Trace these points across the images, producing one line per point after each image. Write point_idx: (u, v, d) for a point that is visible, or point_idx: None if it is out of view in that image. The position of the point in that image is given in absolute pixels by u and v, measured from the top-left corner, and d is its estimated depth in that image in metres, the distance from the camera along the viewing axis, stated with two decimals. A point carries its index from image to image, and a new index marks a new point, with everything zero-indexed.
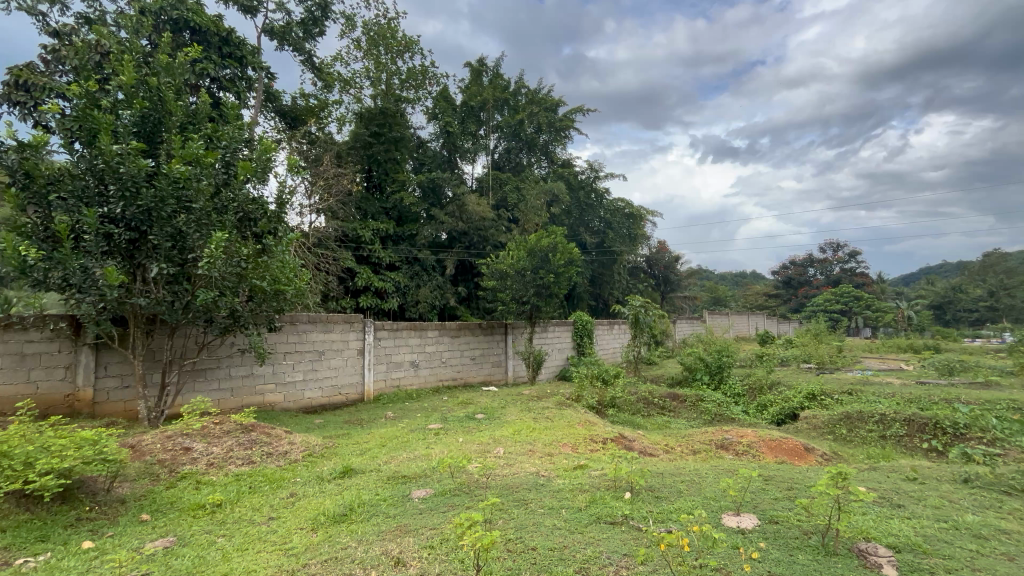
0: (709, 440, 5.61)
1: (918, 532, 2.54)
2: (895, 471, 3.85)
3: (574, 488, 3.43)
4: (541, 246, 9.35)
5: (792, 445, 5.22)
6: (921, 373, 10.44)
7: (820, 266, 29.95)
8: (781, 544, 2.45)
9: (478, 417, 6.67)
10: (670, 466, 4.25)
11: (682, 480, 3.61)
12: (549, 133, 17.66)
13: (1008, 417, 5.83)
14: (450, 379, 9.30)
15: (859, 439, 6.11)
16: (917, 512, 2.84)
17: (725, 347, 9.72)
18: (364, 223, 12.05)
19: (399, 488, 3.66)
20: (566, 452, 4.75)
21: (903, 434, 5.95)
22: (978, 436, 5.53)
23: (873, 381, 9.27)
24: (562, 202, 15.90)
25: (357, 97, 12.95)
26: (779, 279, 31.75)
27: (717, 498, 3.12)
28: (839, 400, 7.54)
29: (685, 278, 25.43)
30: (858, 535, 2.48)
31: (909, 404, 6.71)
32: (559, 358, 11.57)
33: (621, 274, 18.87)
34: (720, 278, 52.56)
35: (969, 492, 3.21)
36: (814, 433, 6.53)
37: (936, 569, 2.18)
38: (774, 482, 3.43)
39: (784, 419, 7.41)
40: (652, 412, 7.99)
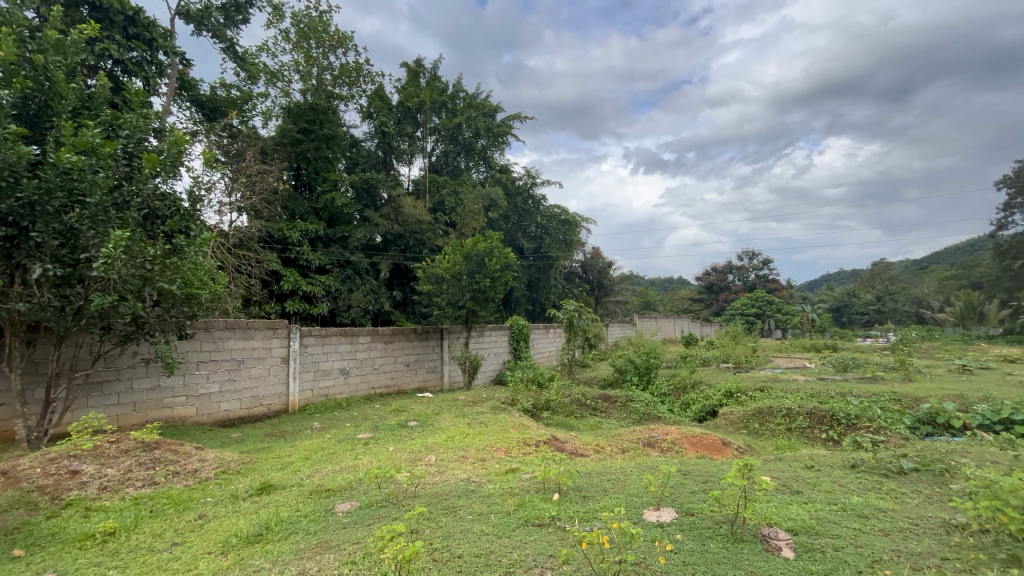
0: (636, 438, 5.87)
1: (812, 515, 2.79)
2: (796, 460, 4.23)
3: (505, 492, 3.45)
4: (477, 251, 9.32)
5: (711, 440, 5.57)
6: (821, 371, 11.52)
7: (738, 273, 32.27)
8: (695, 534, 2.60)
9: (410, 425, 6.52)
10: (598, 465, 4.41)
11: (608, 478, 3.75)
12: (487, 138, 17.72)
13: (890, 407, 6.58)
14: (383, 386, 9.03)
15: (769, 431, 6.64)
16: (812, 496, 3.13)
17: (653, 349, 10.19)
18: (291, 224, 11.44)
19: (321, 503, 3.47)
20: (499, 456, 4.76)
21: (806, 426, 6.54)
22: (866, 425, 6.18)
23: (781, 378, 10.13)
24: (500, 207, 15.99)
25: (285, 91, 12.28)
26: (702, 284, 33.87)
27: (639, 495, 3.26)
28: (753, 396, 8.14)
29: (617, 283, 26.46)
30: (762, 522, 2.68)
31: (811, 398, 7.38)
32: (496, 363, 11.60)
33: (558, 279, 19.29)
34: (649, 283, 55.18)
35: (856, 476, 3.58)
36: (730, 428, 7.02)
37: (826, 548, 2.40)
38: (691, 476, 3.63)
39: (705, 416, 7.91)
40: (585, 413, 8.20)
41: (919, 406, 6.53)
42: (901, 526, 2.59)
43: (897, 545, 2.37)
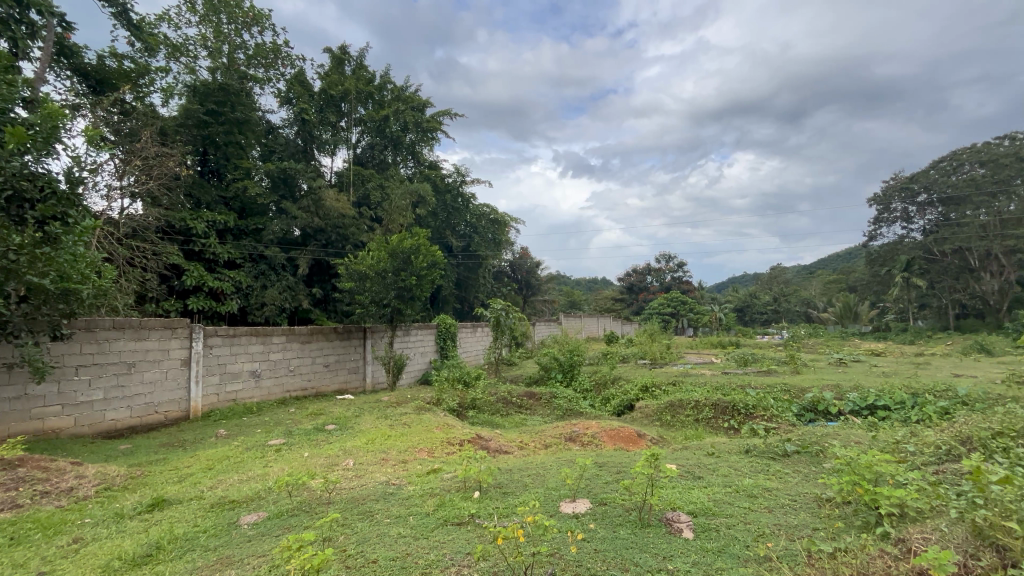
0: (559, 433, 6.05)
1: (710, 497, 3.04)
2: (699, 448, 4.59)
3: (425, 493, 3.41)
4: (403, 248, 9.08)
5: (628, 433, 5.88)
6: (725, 366, 12.58)
7: (656, 274, 34.34)
8: (607, 523, 2.74)
9: (328, 428, 6.23)
10: (520, 461, 4.50)
11: (529, 473, 3.83)
12: (416, 133, 17.33)
13: (780, 397, 7.33)
14: (299, 389, 8.55)
15: (679, 422, 7.15)
16: (710, 480, 3.42)
17: (576, 347, 10.56)
18: (196, 213, 10.44)
19: (224, 516, 3.22)
20: (421, 457, 4.68)
21: (711, 417, 7.10)
22: (761, 414, 6.83)
23: (691, 373, 10.94)
24: (428, 204, 15.74)
25: (190, 67, 11.15)
26: (623, 285, 35.63)
27: (557, 488, 3.37)
28: (666, 390, 8.70)
29: (544, 283, 27.08)
30: (667, 507, 2.88)
31: (716, 391, 8.04)
32: (422, 362, 11.42)
33: (486, 277, 19.34)
34: (575, 283, 57.04)
35: (749, 460, 3.97)
36: (645, 420, 7.47)
37: (719, 527, 2.63)
38: (605, 467, 3.82)
39: (623, 410, 8.34)
40: (510, 410, 8.31)
41: (804, 396, 7.34)
42: (783, 502, 2.90)
43: (778, 520, 2.65)
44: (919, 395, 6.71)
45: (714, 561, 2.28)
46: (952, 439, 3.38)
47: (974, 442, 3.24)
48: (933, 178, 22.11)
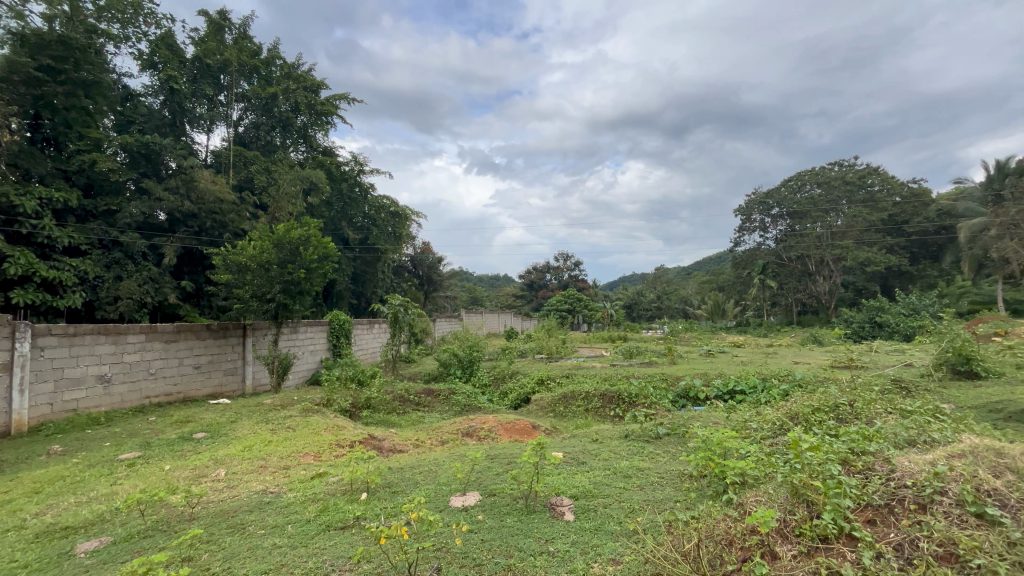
0: (456, 429, 6.07)
1: (591, 480, 3.27)
2: (585, 436, 4.90)
3: (306, 499, 3.21)
4: (291, 238, 8.41)
5: (523, 425, 6.07)
6: (613, 358, 13.58)
7: (555, 273, 35.79)
8: (494, 512, 2.81)
9: (197, 437, 5.58)
10: (413, 459, 4.43)
11: (419, 471, 3.80)
12: (308, 115, 16.16)
13: (659, 386, 8.10)
14: (162, 394, 7.53)
15: (571, 412, 7.57)
16: (591, 465, 3.68)
17: (475, 343, 10.65)
18: (23, 187, 8.63)
19: (55, 546, 2.74)
20: (306, 462, 4.39)
21: (599, 406, 7.60)
22: (642, 401, 7.46)
23: (583, 365, 11.64)
24: (322, 192, 14.76)
25: (18, 11, 9.16)
26: (524, 282, 36.61)
27: (448, 483, 3.38)
28: (560, 382, 9.13)
29: (447, 279, 26.87)
30: (551, 493, 3.04)
31: (606, 382, 8.63)
32: (312, 362, 10.70)
33: (386, 272, 18.60)
34: (478, 279, 57.32)
35: (627, 444, 4.33)
36: (540, 412, 7.80)
37: (595, 507, 2.83)
38: (496, 460, 3.92)
39: (520, 403, 8.62)
40: (407, 408, 8.12)
41: (678, 383, 8.19)
42: (652, 480, 3.21)
43: (647, 496, 2.93)
44: (767, 379, 7.84)
45: (591, 539, 2.45)
46: (785, 415, 4.01)
47: (800, 418, 3.87)
48: (784, 194, 25.77)
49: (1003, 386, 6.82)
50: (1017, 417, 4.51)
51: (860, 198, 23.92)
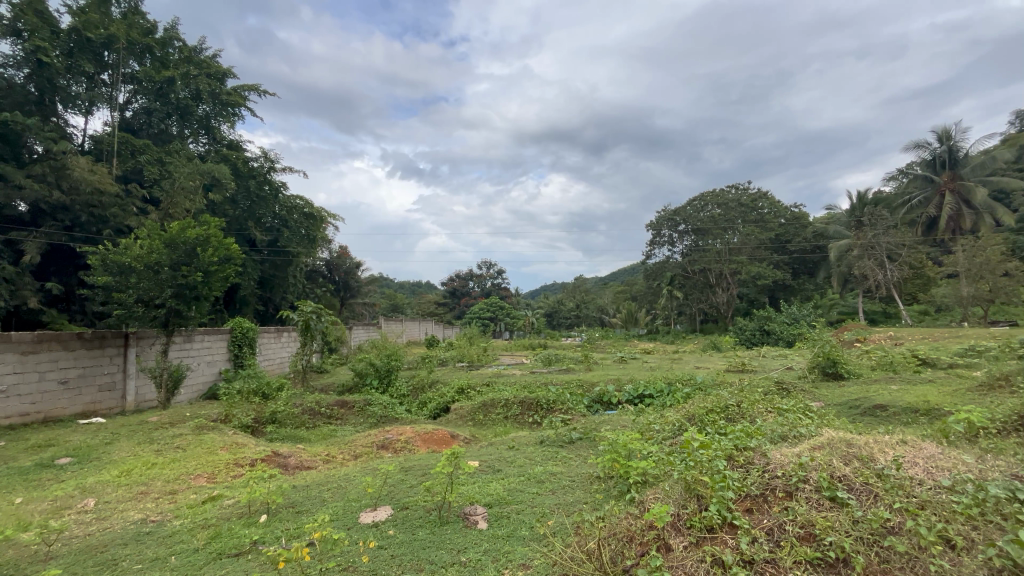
0: (370, 442, 5.84)
1: (505, 487, 3.31)
2: (501, 443, 4.94)
3: (196, 526, 2.92)
4: (186, 238, 7.66)
5: (441, 435, 5.98)
6: (532, 365, 13.88)
7: (477, 280, 35.88)
8: (406, 526, 2.76)
9: (62, 463, 4.85)
10: (321, 475, 4.19)
11: (327, 488, 3.61)
12: (211, 105, 14.94)
13: (575, 392, 8.41)
14: (17, 414, 6.46)
15: (490, 421, 7.59)
16: (505, 472, 3.74)
17: (394, 351, 10.33)
18: None
19: None
20: (197, 486, 3.96)
21: (518, 413, 7.71)
22: (559, 407, 7.67)
23: (503, 373, 11.76)
24: (225, 188, 13.62)
25: None
26: (446, 289, 36.23)
27: (358, 499, 3.26)
28: (481, 391, 9.13)
29: (366, 285, 25.86)
30: (466, 502, 3.03)
31: (525, 389, 8.77)
32: (210, 374, 9.75)
33: (298, 277, 17.47)
34: (399, 285, 55.66)
35: (541, 450, 4.44)
36: (459, 421, 7.74)
37: (507, 514, 2.87)
38: (410, 472, 3.84)
39: (439, 413, 8.49)
40: (318, 422, 7.65)
41: (593, 389, 8.56)
42: (563, 483, 3.33)
43: (558, 500, 3.03)
44: (673, 383, 8.43)
45: (503, 546, 2.48)
46: (683, 416, 4.36)
47: (696, 419, 4.22)
48: (689, 212, 27.46)
49: (861, 385, 7.92)
50: (871, 411, 5.26)
51: (752, 218, 26.68)
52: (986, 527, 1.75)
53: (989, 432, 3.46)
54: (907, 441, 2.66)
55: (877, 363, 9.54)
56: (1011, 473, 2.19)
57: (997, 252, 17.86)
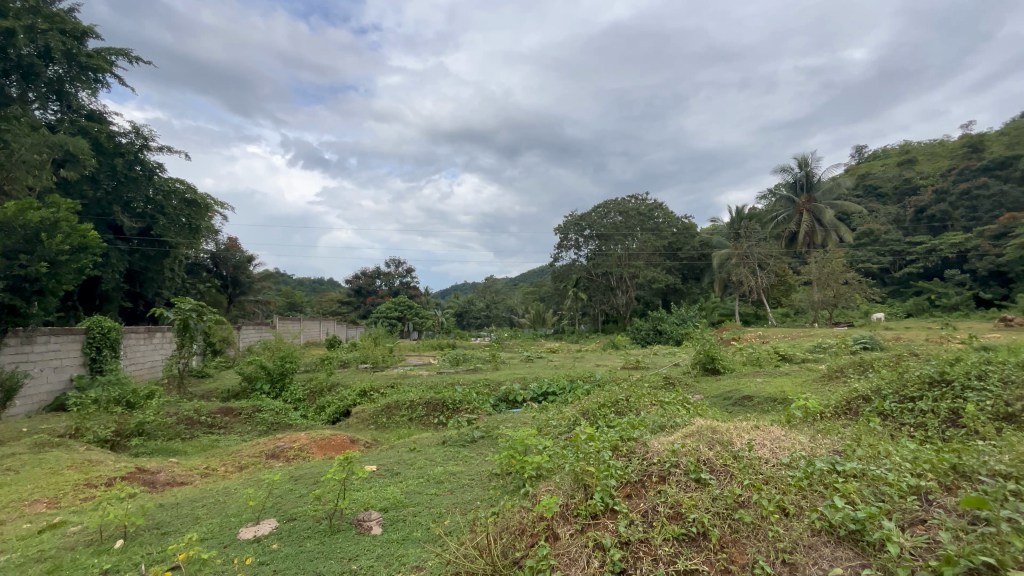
0: (258, 452, 5.39)
1: (402, 490, 3.25)
2: (401, 446, 4.82)
3: (29, 560, 2.48)
4: (27, 222, 6.46)
5: (340, 440, 5.66)
6: (440, 365, 13.72)
7: (385, 279, 34.56)
8: (293, 538, 2.61)
9: None
10: (195, 491, 3.77)
11: (200, 504, 3.28)
12: (65, 67, 12.72)
13: (482, 391, 8.47)
14: None
15: (393, 423, 7.39)
16: (405, 474, 3.67)
17: (290, 353, 9.62)
18: None
19: None
20: (33, 514, 3.35)
21: (423, 414, 7.58)
22: (465, 407, 7.68)
23: (409, 374, 11.51)
24: (84, 166, 11.74)
25: None
26: (351, 287, 34.47)
27: (238, 513, 3.01)
28: (385, 393, 8.82)
29: (259, 281, 23.72)
30: (360, 509, 2.92)
31: (431, 390, 8.64)
32: (57, 382, 8.30)
33: (177, 270, 15.54)
34: (298, 281, 51.75)
35: (443, 450, 4.42)
36: (360, 425, 7.46)
37: (404, 517, 2.81)
38: (300, 481, 3.62)
39: (338, 417, 8.08)
40: (196, 433, 6.87)
41: (499, 388, 8.69)
42: (462, 482, 3.35)
43: (455, 499, 3.04)
44: (574, 381, 8.85)
45: (398, 550, 2.44)
46: (578, 411, 4.61)
47: (589, 413, 4.50)
48: (594, 218, 29.01)
49: (733, 378, 8.97)
50: (740, 401, 5.96)
51: (649, 227, 28.86)
52: (812, 495, 2.08)
53: (821, 416, 4.13)
54: (759, 426, 3.06)
55: (747, 359, 10.86)
56: (832, 449, 2.62)
57: (840, 264, 21.16)
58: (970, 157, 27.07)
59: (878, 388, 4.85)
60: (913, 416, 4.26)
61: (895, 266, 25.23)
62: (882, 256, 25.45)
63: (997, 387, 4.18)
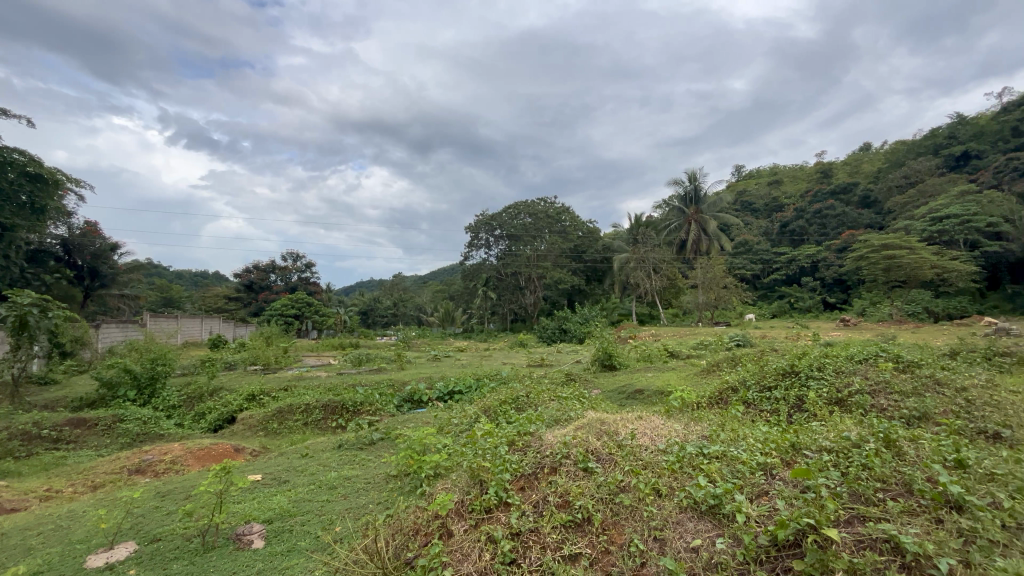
0: (117, 468, 4.70)
1: (289, 499, 3.05)
2: (293, 452, 4.52)
3: None
4: None
5: (222, 449, 5.13)
6: (340, 366, 13.03)
7: (280, 273, 31.93)
8: (154, 563, 2.35)
9: None
10: (27, 519, 3.18)
11: (36, 532, 2.80)
12: None
13: (385, 392, 8.21)
14: None
15: (286, 429, 6.88)
16: (295, 482, 3.44)
17: (162, 354, 8.54)
18: None
19: None
20: None
21: (320, 418, 7.16)
22: (367, 408, 7.37)
23: (305, 376, 10.79)
24: None
25: None
26: (241, 281, 31.32)
27: (85, 539, 2.62)
28: (277, 396, 8.16)
29: (126, 273, 20.63)
30: (240, 522, 2.70)
31: (329, 392, 8.16)
32: None
33: (13, 256, 13.00)
34: (175, 274, 45.84)
35: (338, 454, 4.22)
36: (248, 432, 6.89)
37: (291, 527, 2.65)
38: (168, 497, 3.25)
39: (221, 425, 7.35)
40: (35, 451, 5.85)
41: (404, 388, 8.48)
42: (358, 486, 3.23)
43: (348, 504, 2.92)
44: (480, 379, 8.91)
45: (280, 562, 2.29)
46: (479, 409, 4.66)
47: (490, 411, 4.58)
48: (505, 219, 29.39)
49: (628, 373, 9.65)
50: (632, 394, 6.44)
51: (556, 229, 29.95)
52: (681, 476, 2.32)
53: (694, 405, 4.61)
54: (642, 416, 3.34)
55: (640, 355, 11.74)
56: (701, 434, 2.94)
57: (721, 270, 23.73)
58: (821, 182, 31.88)
59: (743, 379, 5.53)
60: (769, 403, 4.93)
61: (763, 273, 28.82)
62: (754, 264, 28.97)
63: (831, 375, 5.00)
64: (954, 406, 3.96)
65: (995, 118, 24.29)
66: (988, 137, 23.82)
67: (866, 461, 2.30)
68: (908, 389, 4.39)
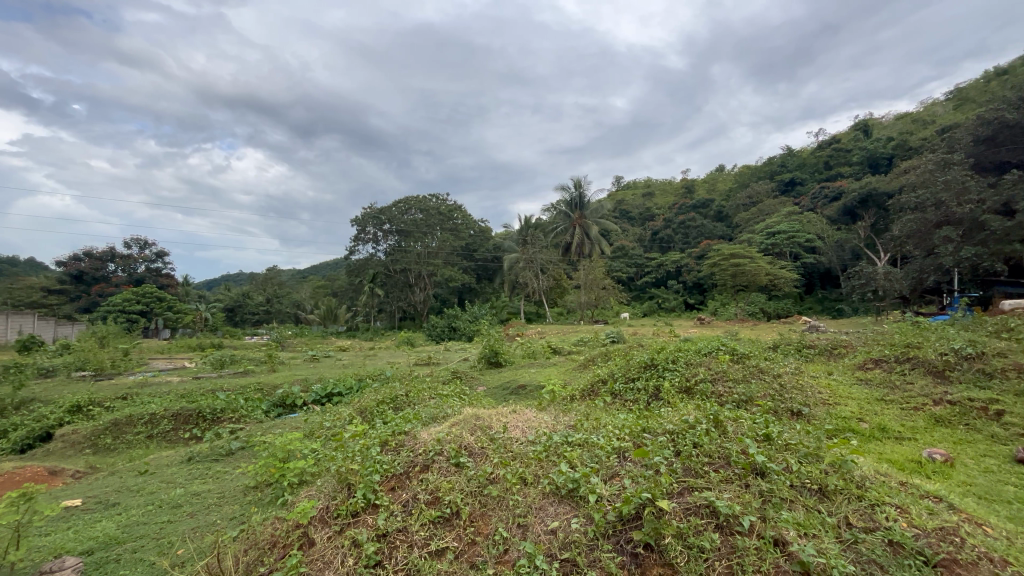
0: None
1: (117, 525, 2.63)
2: (128, 470, 3.91)
3: None
4: None
5: (31, 472, 4.25)
6: (197, 370, 11.50)
7: (122, 262, 27.23)
8: None
9: None
10: None
11: None
12: None
13: (252, 396, 7.45)
14: None
15: (122, 445, 5.91)
16: (128, 504, 2.99)
17: None
18: None
19: None
20: None
21: (169, 430, 6.25)
22: (229, 416, 6.59)
23: (151, 382, 9.33)
24: None
25: None
26: (66, 271, 26.15)
27: None
28: (112, 407, 6.95)
29: None
30: (46, 559, 2.27)
31: (181, 399, 7.14)
32: None
33: None
34: None
35: (187, 468, 3.76)
36: (69, 451, 5.78)
37: (120, 555, 2.31)
38: None
39: (30, 445, 6.05)
40: None
41: (275, 392, 7.77)
42: (209, 502, 2.90)
43: (195, 522, 2.62)
44: (362, 380, 8.50)
45: None
46: (355, 411, 4.46)
47: (367, 412, 4.42)
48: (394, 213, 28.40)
49: (513, 370, 9.93)
50: (515, 390, 6.67)
51: (448, 226, 29.76)
52: (545, 465, 2.47)
53: (568, 397, 4.92)
54: (517, 410, 3.49)
55: (526, 352, 12.20)
56: (567, 424, 3.16)
57: (600, 272, 25.64)
58: (685, 196, 36.00)
59: (611, 372, 6.04)
60: (632, 393, 5.47)
61: (636, 276, 31.68)
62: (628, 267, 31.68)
63: (682, 367, 5.69)
64: (771, 389, 4.77)
65: (813, 154, 29.57)
66: (808, 168, 28.94)
67: (698, 439, 2.68)
68: (739, 377, 5.20)
